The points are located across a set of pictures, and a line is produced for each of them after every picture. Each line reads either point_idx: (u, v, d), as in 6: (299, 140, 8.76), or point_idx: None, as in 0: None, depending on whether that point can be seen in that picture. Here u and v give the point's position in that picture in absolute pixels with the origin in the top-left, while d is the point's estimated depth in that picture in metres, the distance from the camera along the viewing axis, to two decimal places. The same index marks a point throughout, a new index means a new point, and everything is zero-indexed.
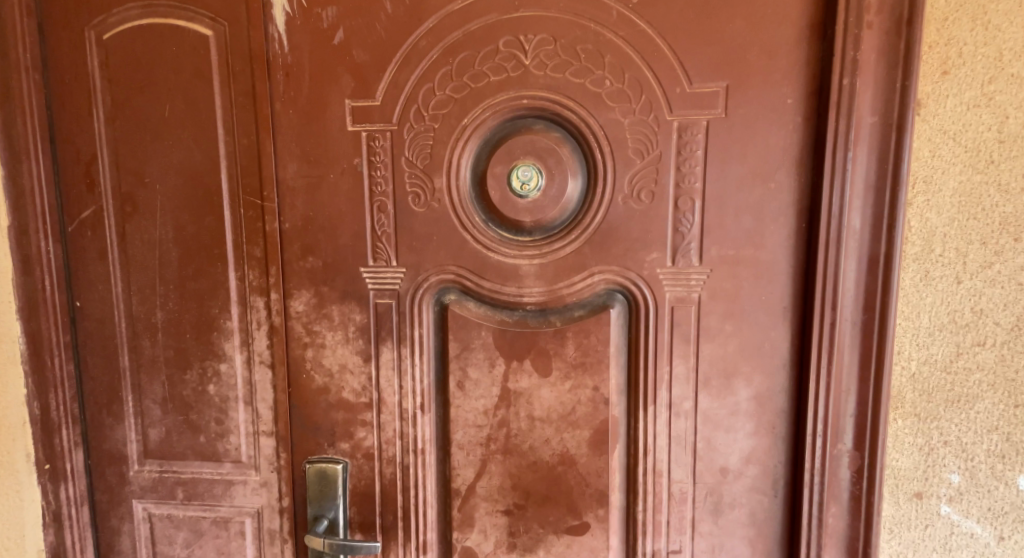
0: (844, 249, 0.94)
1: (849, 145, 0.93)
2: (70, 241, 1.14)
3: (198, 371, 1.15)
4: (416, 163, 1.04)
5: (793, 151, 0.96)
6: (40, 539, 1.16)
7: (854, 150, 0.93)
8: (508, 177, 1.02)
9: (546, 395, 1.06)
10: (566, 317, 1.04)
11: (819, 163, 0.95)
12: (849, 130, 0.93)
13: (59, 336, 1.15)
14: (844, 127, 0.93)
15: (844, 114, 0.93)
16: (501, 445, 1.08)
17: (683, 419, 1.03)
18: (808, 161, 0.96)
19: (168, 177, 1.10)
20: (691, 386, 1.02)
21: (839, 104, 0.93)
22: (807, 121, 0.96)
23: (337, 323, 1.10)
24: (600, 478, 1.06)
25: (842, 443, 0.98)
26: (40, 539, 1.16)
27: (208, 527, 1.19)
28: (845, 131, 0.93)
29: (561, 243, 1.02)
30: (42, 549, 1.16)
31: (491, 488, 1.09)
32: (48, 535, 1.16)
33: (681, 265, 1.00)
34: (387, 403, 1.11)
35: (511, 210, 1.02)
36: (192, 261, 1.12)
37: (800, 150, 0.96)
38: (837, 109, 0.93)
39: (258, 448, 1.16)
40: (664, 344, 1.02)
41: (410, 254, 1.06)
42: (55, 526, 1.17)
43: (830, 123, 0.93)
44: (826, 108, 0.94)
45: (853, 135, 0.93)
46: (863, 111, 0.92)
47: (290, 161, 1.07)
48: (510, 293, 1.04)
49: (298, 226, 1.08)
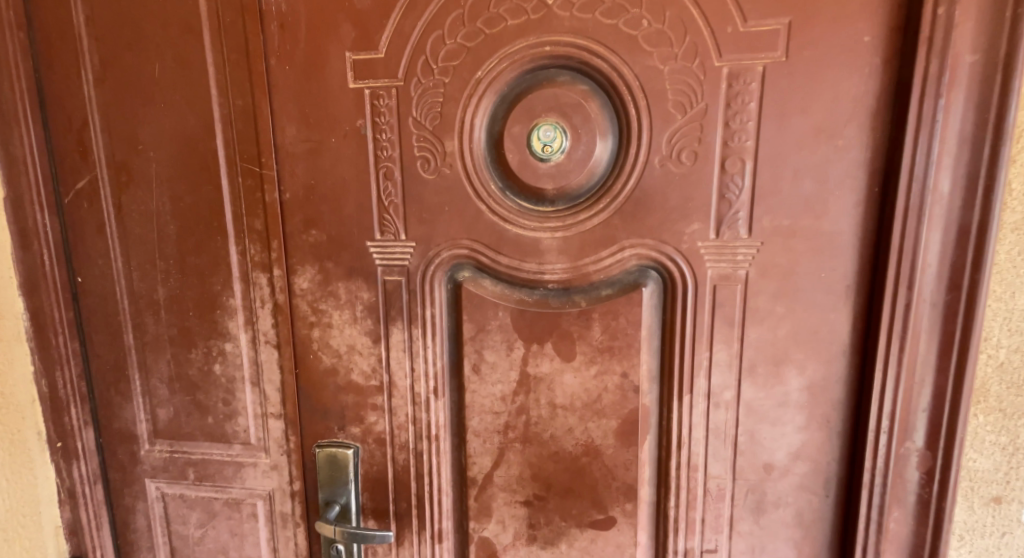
0: (928, 218, 0.81)
1: (942, 90, 0.78)
2: (67, 214, 1.10)
3: (203, 350, 1.12)
4: (426, 125, 0.93)
5: (867, 100, 0.82)
6: (56, 515, 1.19)
7: (947, 96, 0.78)
8: (529, 138, 0.90)
9: (568, 381, 0.96)
10: (592, 297, 0.93)
11: (900, 114, 0.81)
12: (942, 73, 0.78)
13: (62, 313, 1.13)
14: (935, 69, 0.78)
15: (936, 52, 0.78)
16: (521, 433, 1.00)
17: (723, 409, 0.91)
18: (885, 113, 0.82)
19: (162, 143, 1.02)
20: (733, 374, 0.90)
21: (931, 41, 0.78)
22: (886, 63, 0.81)
23: (344, 302, 1.03)
24: (629, 471, 0.96)
25: (911, 441, 0.85)
26: (56, 515, 1.19)
27: (220, 508, 1.20)
28: (936, 74, 0.78)
29: (587, 215, 0.90)
30: (59, 526, 1.20)
31: (509, 478, 1.02)
32: (64, 512, 1.20)
33: (727, 238, 0.87)
34: (398, 387, 1.05)
35: (531, 176, 0.91)
36: (192, 235, 1.05)
37: (877, 98, 0.82)
38: (927, 47, 0.78)
39: (268, 430, 1.14)
40: (704, 327, 0.90)
41: (421, 227, 0.96)
42: (71, 504, 1.20)
43: (918, 65, 0.79)
44: (914, 46, 0.79)
45: (946, 78, 0.78)
46: (961, 48, 0.77)
47: (289, 123, 0.97)
48: (530, 270, 0.93)
49: (300, 196, 0.99)
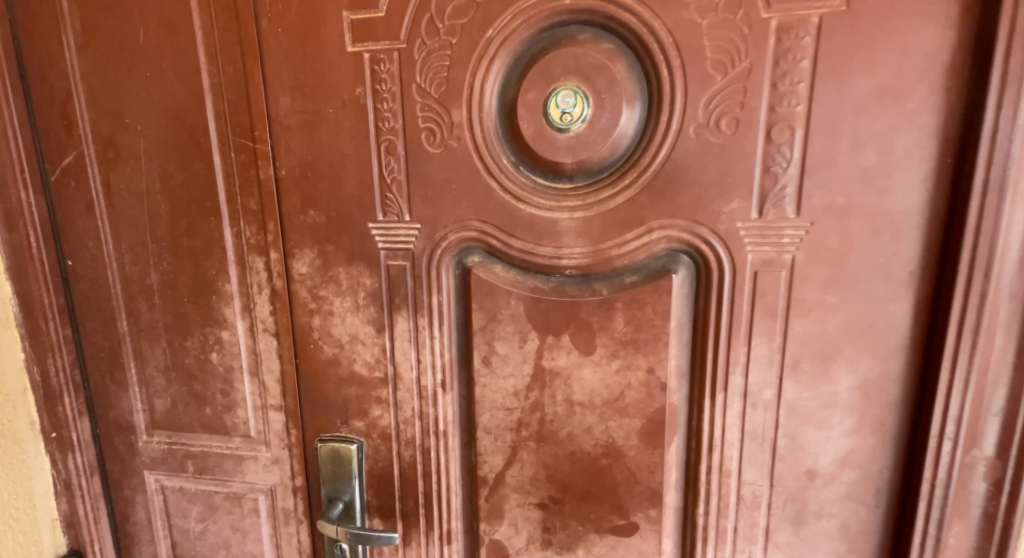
0: (1010, 196, 0.70)
1: None
2: (54, 194, 1.03)
3: (199, 338, 1.05)
4: (431, 92, 0.84)
5: (940, 58, 0.71)
6: (53, 507, 1.14)
7: None
8: (546, 105, 0.80)
9: (587, 377, 0.87)
10: (615, 284, 0.83)
11: (980, 74, 0.70)
12: None
13: (51, 299, 1.06)
14: None
15: None
16: (535, 432, 0.92)
17: (761, 410, 0.82)
18: (960, 72, 0.71)
19: (149, 116, 0.94)
20: (774, 371, 0.80)
21: None
22: (965, 14, 0.69)
23: (345, 289, 0.95)
24: (653, 474, 0.88)
25: (979, 449, 0.76)
26: (53, 507, 1.14)
27: (221, 502, 1.14)
28: None
29: (610, 192, 0.80)
30: (56, 518, 1.15)
31: (523, 479, 0.94)
32: (61, 504, 1.15)
33: (771, 218, 0.76)
34: (404, 380, 0.97)
35: (548, 148, 0.81)
36: (183, 215, 0.98)
37: (952, 55, 0.70)
38: None
39: (268, 423, 1.07)
40: (742, 319, 0.79)
41: (426, 207, 0.88)
42: (67, 496, 1.15)
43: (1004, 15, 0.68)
44: None
45: None
46: None
47: (283, 93, 0.89)
48: (546, 254, 0.84)
49: (296, 173, 0.91)
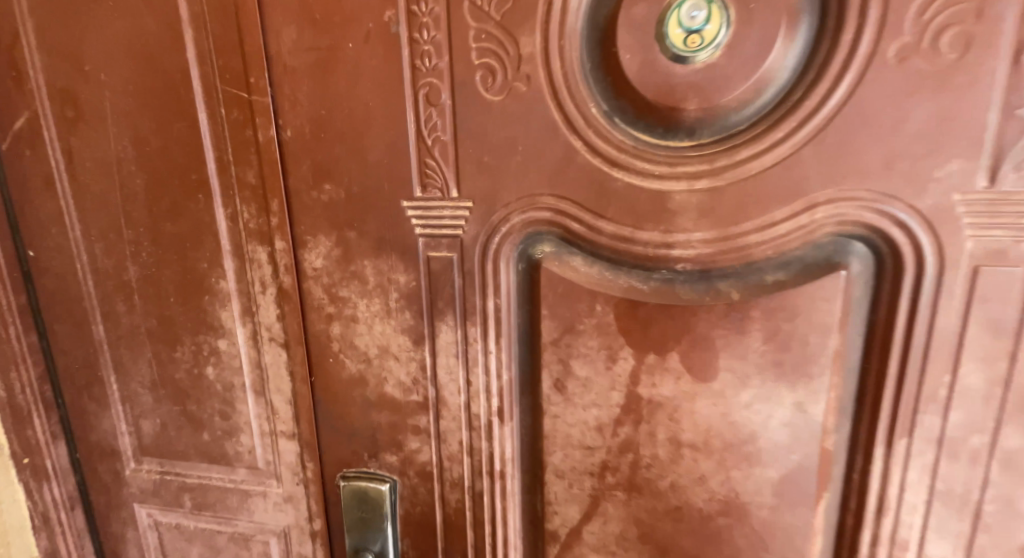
0: None
1: None
2: (6, 167, 0.81)
3: (190, 349, 0.83)
4: (490, 13, 0.59)
5: None
6: (32, 544, 0.93)
7: None
8: (661, 24, 0.55)
9: (702, 410, 0.64)
10: (750, 286, 0.59)
11: None
12: None
13: (11, 299, 0.85)
14: None
15: None
16: (625, 479, 0.69)
17: (964, 464, 0.58)
18: None
19: (115, 62, 0.72)
20: (989, 412, 0.56)
21: None
22: None
23: (372, 288, 0.72)
24: (790, 540, 0.65)
25: None
26: (32, 544, 0.93)
27: (225, 543, 0.93)
28: None
29: (753, 152, 0.56)
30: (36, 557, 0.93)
31: (606, 537, 0.72)
32: (40, 541, 0.93)
33: (1010, 188, 0.52)
34: (448, 406, 0.74)
35: (661, 89, 0.56)
36: (164, 192, 0.76)
37: None
38: None
39: (278, 453, 0.85)
40: (947, 337, 0.56)
41: (481, 179, 0.64)
42: (47, 531, 0.93)
43: None
44: None
45: None
46: None
47: (287, 23, 0.65)
48: (650, 243, 0.60)
49: (306, 135, 0.68)
